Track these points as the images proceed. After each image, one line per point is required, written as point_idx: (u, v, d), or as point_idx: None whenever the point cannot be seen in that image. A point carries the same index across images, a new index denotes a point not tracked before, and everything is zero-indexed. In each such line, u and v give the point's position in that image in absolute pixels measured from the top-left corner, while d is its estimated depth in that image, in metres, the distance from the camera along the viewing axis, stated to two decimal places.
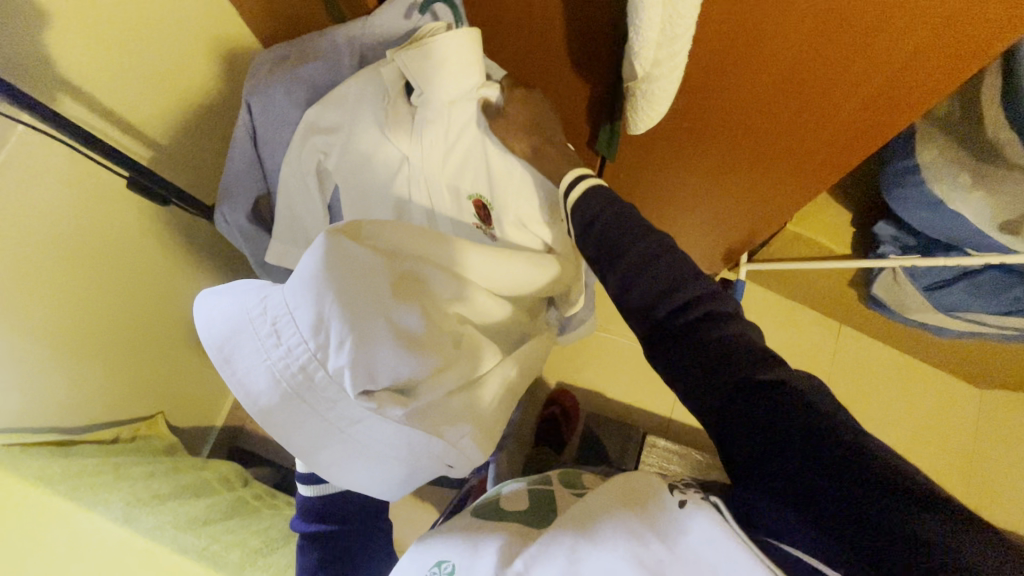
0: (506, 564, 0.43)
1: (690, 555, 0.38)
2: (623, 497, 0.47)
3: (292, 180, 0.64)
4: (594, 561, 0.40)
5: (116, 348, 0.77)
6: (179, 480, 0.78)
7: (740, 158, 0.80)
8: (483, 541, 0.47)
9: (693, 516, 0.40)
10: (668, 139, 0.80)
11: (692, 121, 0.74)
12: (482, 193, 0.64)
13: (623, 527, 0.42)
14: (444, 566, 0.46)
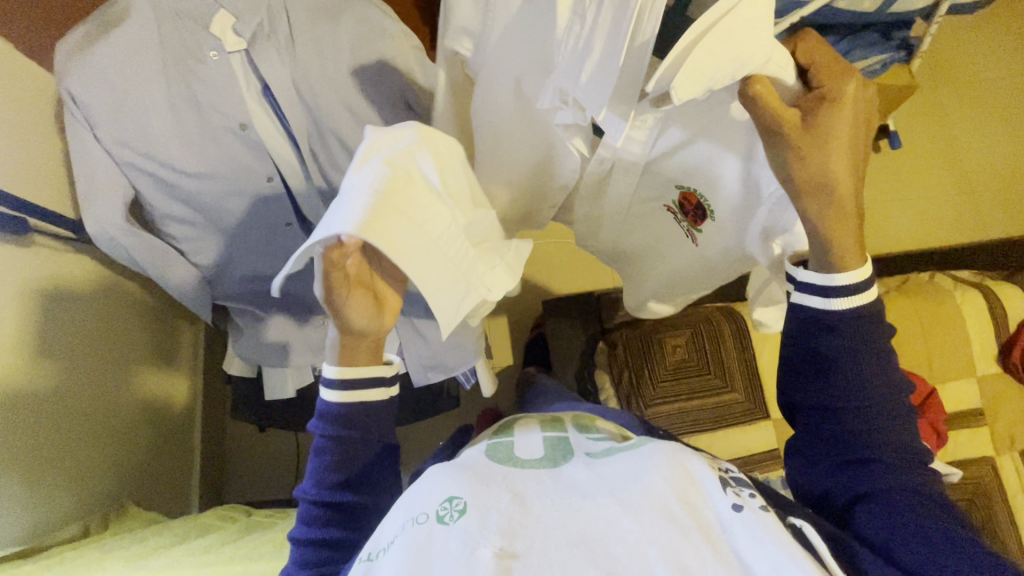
0: (519, 505, 0.38)
1: (734, 567, 0.33)
2: (663, 455, 0.40)
3: (168, 155, 0.58)
4: (624, 536, 0.35)
5: (89, 431, 0.71)
6: (182, 530, 0.72)
7: None
8: (502, 479, 0.41)
9: (752, 528, 0.34)
10: None
11: None
12: (701, 195, 0.51)
13: (660, 504, 0.36)
14: (457, 500, 0.38)
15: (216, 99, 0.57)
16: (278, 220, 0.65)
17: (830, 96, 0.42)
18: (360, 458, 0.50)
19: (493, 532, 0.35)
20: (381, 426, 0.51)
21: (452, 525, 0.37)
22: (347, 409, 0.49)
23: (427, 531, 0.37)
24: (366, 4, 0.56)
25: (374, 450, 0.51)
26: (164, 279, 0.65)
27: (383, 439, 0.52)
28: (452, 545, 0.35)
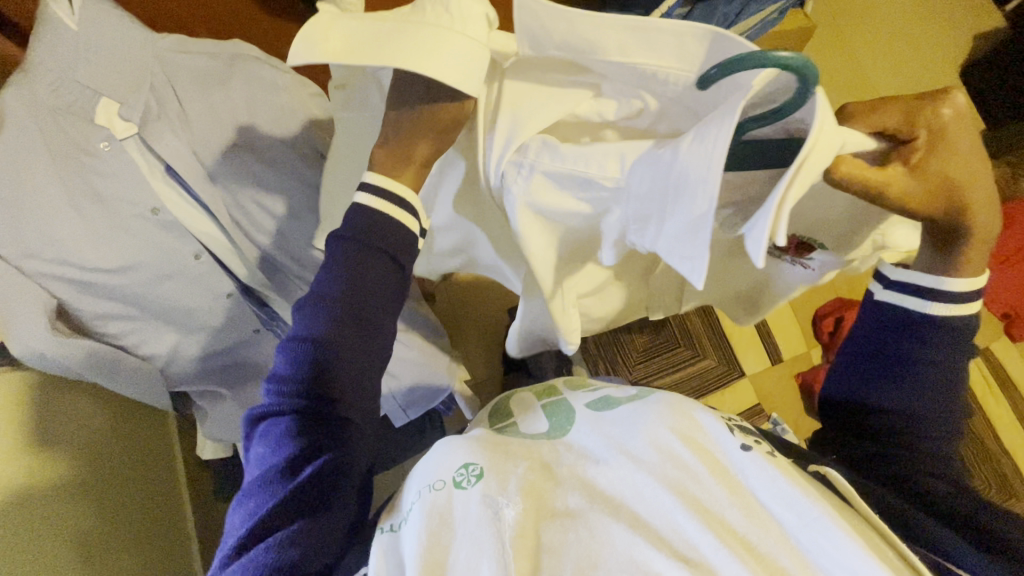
0: (539, 470, 0.37)
1: (751, 507, 0.33)
2: (664, 405, 0.40)
3: (84, 261, 0.55)
4: (641, 489, 0.34)
5: (142, 508, 0.73)
6: None
7: None
8: (517, 448, 0.41)
9: (759, 464, 0.34)
10: None
11: None
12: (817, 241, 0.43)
13: (671, 455, 0.35)
14: (474, 466, 0.37)
15: (120, 190, 0.55)
16: (217, 291, 0.63)
17: (938, 134, 0.33)
18: (363, 308, 0.39)
19: (512, 493, 0.35)
20: (394, 276, 0.41)
21: (469, 491, 0.36)
22: (344, 254, 0.40)
23: (447, 497, 0.36)
24: (256, 64, 0.55)
25: (386, 305, 0.41)
26: (114, 383, 0.62)
27: (396, 292, 0.42)
28: (474, 510, 0.34)
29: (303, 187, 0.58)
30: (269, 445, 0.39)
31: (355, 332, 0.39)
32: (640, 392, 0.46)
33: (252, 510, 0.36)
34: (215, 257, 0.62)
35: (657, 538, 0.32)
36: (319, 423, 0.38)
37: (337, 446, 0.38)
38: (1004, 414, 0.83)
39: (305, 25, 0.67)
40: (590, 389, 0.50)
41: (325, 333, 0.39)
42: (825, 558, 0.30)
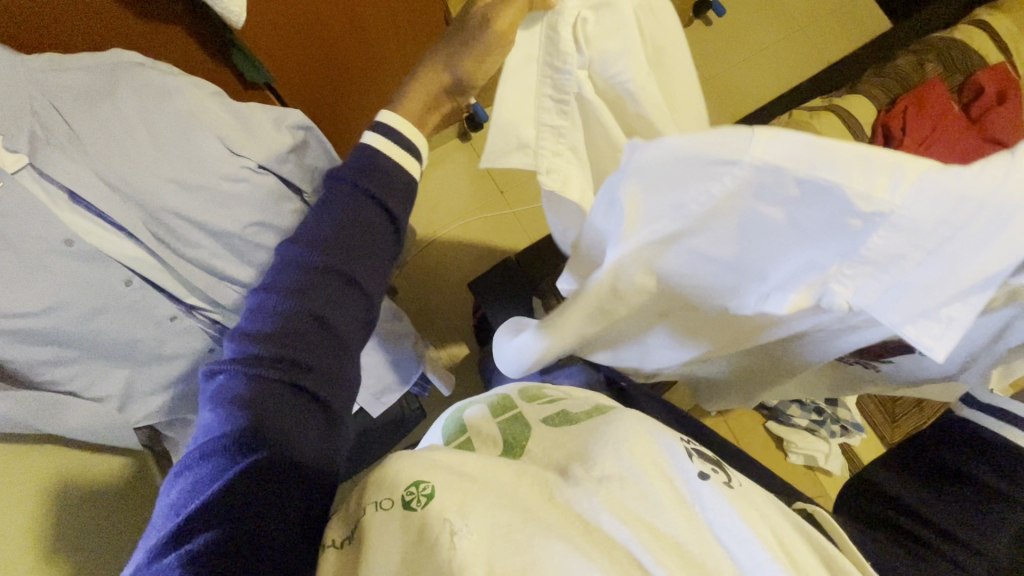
0: (491, 489, 0.34)
1: (709, 544, 0.32)
2: (624, 429, 0.38)
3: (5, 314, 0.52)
4: (598, 515, 0.32)
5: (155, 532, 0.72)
6: None
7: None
8: (472, 462, 0.38)
9: (718, 498, 0.33)
10: (276, 20, 0.68)
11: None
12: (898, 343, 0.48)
13: (629, 481, 0.34)
14: (425, 485, 0.34)
15: (26, 228, 0.52)
16: (159, 316, 0.61)
17: None
18: (320, 295, 0.45)
19: (467, 518, 0.32)
20: (358, 268, 0.48)
21: (419, 513, 0.33)
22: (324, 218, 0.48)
23: (387, 523, 0.33)
24: (139, 71, 0.53)
25: (345, 299, 0.47)
26: (66, 430, 0.60)
27: (356, 287, 0.48)
28: (426, 539, 0.31)
29: (220, 192, 0.56)
30: (218, 406, 0.41)
31: (318, 324, 0.45)
32: (597, 408, 0.46)
33: (201, 487, 0.36)
34: (147, 280, 0.59)
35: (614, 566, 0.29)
36: (284, 396, 0.41)
37: (299, 423, 0.41)
38: None
39: (193, 28, 0.63)
40: (544, 402, 0.50)
41: (280, 327, 0.44)
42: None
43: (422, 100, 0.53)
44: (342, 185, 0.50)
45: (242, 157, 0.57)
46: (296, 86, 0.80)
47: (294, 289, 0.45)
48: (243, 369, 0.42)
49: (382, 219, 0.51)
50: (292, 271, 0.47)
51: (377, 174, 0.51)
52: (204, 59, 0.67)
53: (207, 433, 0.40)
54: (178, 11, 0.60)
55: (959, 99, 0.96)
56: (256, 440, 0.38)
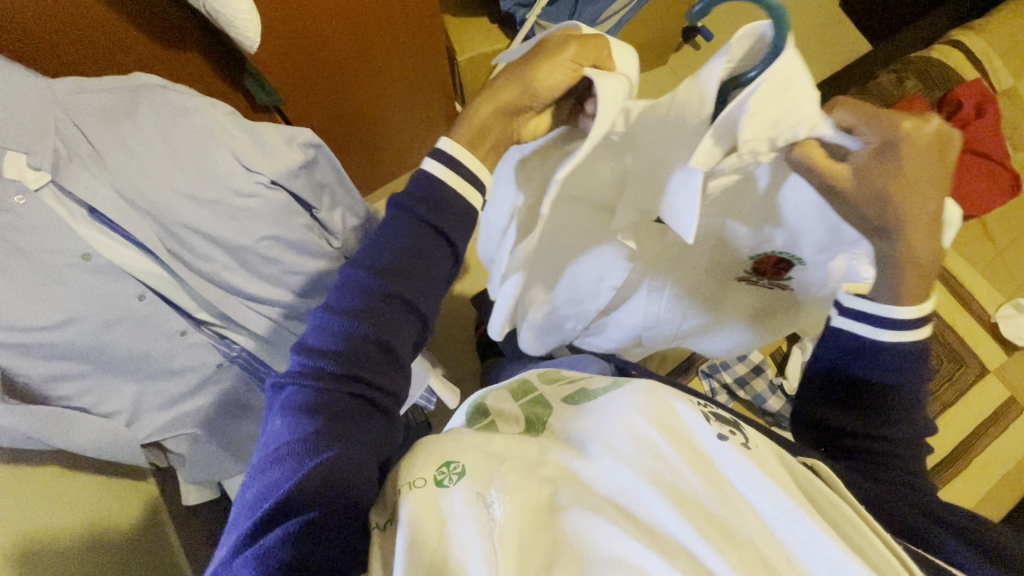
0: (518, 466, 0.37)
1: (729, 497, 0.33)
2: (641, 395, 0.39)
3: (22, 325, 0.53)
4: (621, 483, 0.35)
5: (158, 553, 0.70)
6: None
7: (344, 38, 0.77)
8: (494, 447, 0.40)
9: (737, 455, 0.34)
10: (289, 55, 0.73)
11: (297, 29, 0.70)
12: (779, 253, 0.49)
13: (649, 445, 0.36)
14: (454, 465, 0.37)
15: (45, 243, 0.53)
16: (171, 330, 0.62)
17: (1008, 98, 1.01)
18: (386, 321, 0.42)
19: (499, 490, 0.34)
20: (424, 296, 0.44)
21: (451, 488, 0.35)
22: (400, 233, 0.43)
23: (430, 497, 0.34)
24: (160, 93, 0.56)
25: (406, 326, 0.43)
26: (75, 445, 0.60)
27: (419, 312, 0.44)
28: (458, 509, 0.33)
29: (234, 206, 0.58)
30: (285, 412, 0.40)
31: (380, 348, 0.42)
32: (615, 381, 0.48)
33: (268, 493, 0.36)
34: (160, 296, 0.61)
35: (635, 529, 0.32)
36: (344, 410, 0.40)
37: (362, 436, 0.40)
38: (944, 294, 0.93)
39: (206, 53, 0.66)
40: (564, 384, 0.52)
41: (349, 348, 0.41)
42: (800, 545, 0.31)
43: (479, 128, 0.44)
44: (407, 212, 0.44)
45: (254, 173, 0.58)
46: (307, 116, 0.85)
47: (359, 312, 0.42)
48: (307, 381, 0.41)
49: (449, 246, 0.45)
50: (353, 293, 0.43)
51: (443, 206, 0.44)
52: (216, 82, 0.70)
53: (271, 441, 0.39)
54: (193, 37, 0.63)
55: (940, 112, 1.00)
56: (319, 447, 0.37)
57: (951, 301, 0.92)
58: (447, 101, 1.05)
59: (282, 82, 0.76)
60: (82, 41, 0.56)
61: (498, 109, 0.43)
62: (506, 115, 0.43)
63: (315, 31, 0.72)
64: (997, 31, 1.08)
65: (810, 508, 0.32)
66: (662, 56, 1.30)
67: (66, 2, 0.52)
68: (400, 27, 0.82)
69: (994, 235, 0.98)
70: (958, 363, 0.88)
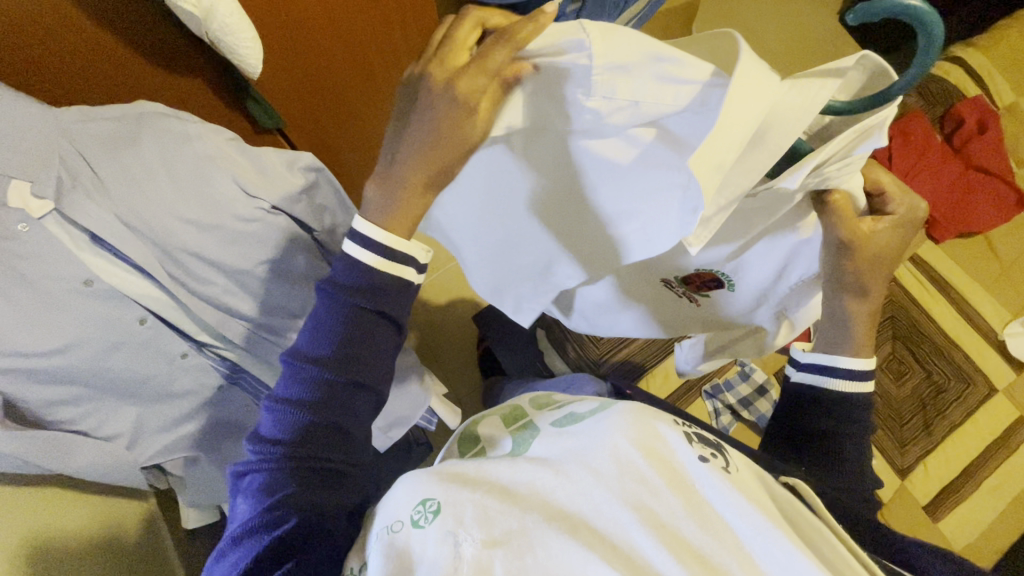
0: (496, 495, 0.37)
1: (708, 519, 0.33)
2: (624, 416, 0.39)
3: (24, 351, 0.53)
4: (599, 506, 0.34)
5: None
6: None
7: (350, 61, 0.79)
8: (474, 474, 0.40)
9: (715, 477, 0.34)
10: (295, 80, 0.74)
11: (302, 54, 0.72)
12: (722, 272, 0.53)
13: (629, 467, 0.35)
14: (431, 502, 0.38)
15: (48, 269, 0.54)
16: (171, 353, 0.62)
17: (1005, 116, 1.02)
18: (337, 407, 0.44)
19: (471, 525, 0.35)
20: (374, 374, 0.45)
21: (426, 529, 0.36)
22: (336, 316, 0.44)
23: (406, 539, 0.37)
24: (162, 120, 0.57)
25: (357, 405, 0.45)
26: (74, 468, 0.60)
27: (368, 388, 0.45)
28: (432, 551, 0.35)
29: (234, 231, 0.58)
30: (250, 494, 0.43)
31: (333, 430, 0.44)
32: (602, 404, 0.46)
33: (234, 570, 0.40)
34: (161, 318, 0.61)
35: (612, 556, 0.31)
36: (303, 487, 0.42)
37: (323, 508, 0.43)
38: (949, 311, 0.92)
39: (209, 77, 0.67)
40: (554, 407, 0.51)
41: (302, 433, 0.43)
42: (777, 568, 0.30)
43: (411, 215, 0.45)
44: (342, 301, 0.44)
45: (255, 198, 0.59)
46: (313, 139, 0.86)
47: (309, 402, 0.43)
48: (265, 467, 0.43)
49: (390, 324, 0.46)
50: (299, 383, 0.44)
51: (378, 291, 0.44)
52: (219, 107, 0.71)
53: (240, 521, 0.43)
54: (195, 61, 0.64)
55: (942, 129, 1.03)
56: (279, 519, 0.41)
57: (956, 318, 0.91)
58: None
59: (287, 106, 0.77)
60: (87, 70, 0.56)
61: (422, 194, 0.44)
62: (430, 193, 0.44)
63: (320, 55, 0.74)
64: (997, 46, 1.08)
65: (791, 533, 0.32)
66: None
67: (70, 31, 0.53)
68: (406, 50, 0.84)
69: (1001, 251, 0.97)
70: (965, 381, 0.87)
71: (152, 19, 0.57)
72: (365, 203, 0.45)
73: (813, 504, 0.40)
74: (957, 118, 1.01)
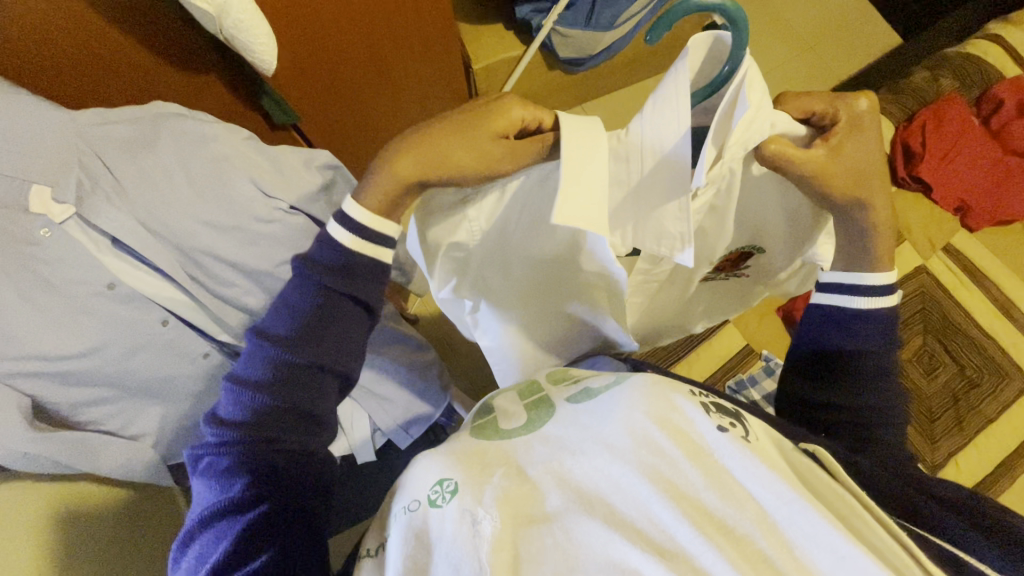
0: (513, 476, 0.36)
1: (729, 488, 0.32)
2: (639, 391, 0.38)
3: (49, 353, 0.54)
4: (617, 480, 0.33)
5: None
6: None
7: (363, 60, 0.77)
8: (491, 457, 0.39)
9: (736, 446, 0.33)
10: (309, 78, 0.73)
11: (316, 54, 0.71)
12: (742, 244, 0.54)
13: (645, 441, 0.34)
14: (447, 482, 0.36)
15: (71, 274, 0.54)
16: (193, 353, 0.62)
17: None
18: (303, 390, 0.44)
19: (487, 506, 0.33)
20: (344, 360, 0.46)
21: (442, 508, 0.35)
22: (306, 295, 0.44)
23: (423, 519, 0.35)
24: (179, 121, 0.56)
25: (325, 389, 0.46)
26: (101, 468, 0.60)
27: (337, 373, 0.46)
28: (449, 531, 0.33)
29: (253, 232, 0.58)
30: (212, 471, 0.44)
31: (296, 414, 0.45)
32: (617, 378, 0.45)
33: (205, 536, 0.41)
34: (183, 320, 0.61)
35: (632, 533, 0.30)
36: (270, 461, 0.43)
37: (286, 483, 0.44)
38: (984, 304, 0.89)
39: (225, 75, 0.66)
40: (568, 384, 0.50)
41: (267, 410, 0.44)
42: (802, 536, 0.29)
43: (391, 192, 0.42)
44: (312, 281, 0.44)
45: (273, 199, 0.58)
46: (326, 137, 0.86)
47: (272, 384, 0.44)
48: (228, 449, 0.44)
49: (364, 308, 0.46)
50: (262, 364, 0.44)
51: (353, 275, 0.44)
52: (231, 102, 0.70)
53: (205, 498, 0.44)
54: (212, 61, 0.63)
55: (978, 112, 0.99)
56: (251, 500, 0.42)
57: (992, 310, 0.88)
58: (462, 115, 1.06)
59: (301, 102, 0.76)
60: (100, 71, 0.56)
61: (410, 171, 0.41)
62: (414, 186, 0.41)
63: (334, 54, 0.73)
64: None
65: (817, 501, 0.31)
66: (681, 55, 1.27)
67: (86, 34, 0.52)
68: (421, 45, 0.83)
69: None
70: (1000, 375, 0.84)
71: (166, 18, 0.56)
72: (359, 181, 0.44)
73: (829, 467, 0.38)
74: (993, 103, 0.97)
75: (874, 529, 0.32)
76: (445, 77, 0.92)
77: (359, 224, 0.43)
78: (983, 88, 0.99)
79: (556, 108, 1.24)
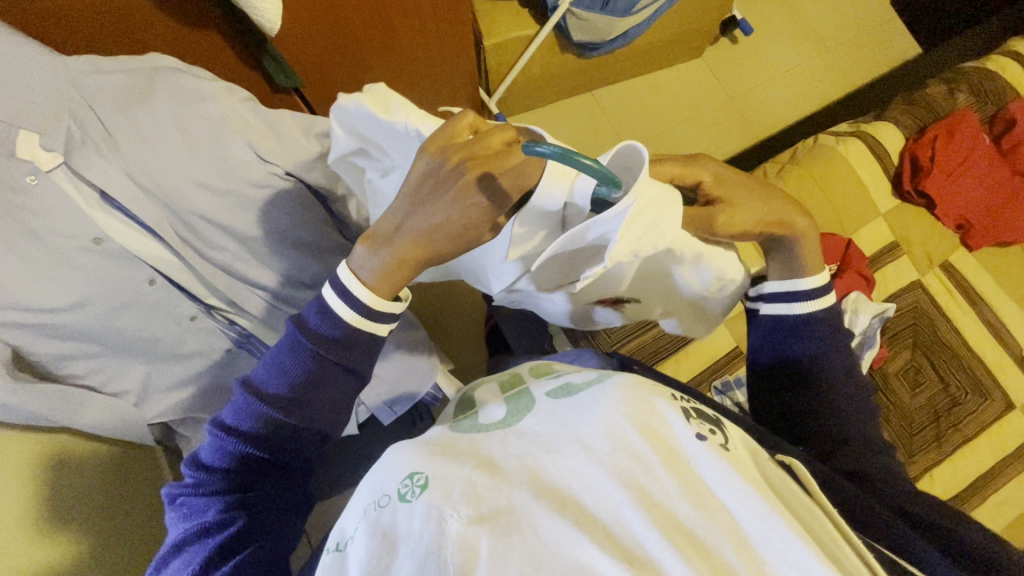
0: (484, 469, 0.35)
1: (703, 498, 0.32)
2: (621, 391, 0.38)
3: (28, 306, 0.53)
4: (590, 480, 0.33)
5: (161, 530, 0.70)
6: None
7: (372, 28, 0.75)
8: (466, 449, 0.39)
9: (713, 456, 0.33)
10: (314, 43, 0.71)
11: (323, 19, 0.68)
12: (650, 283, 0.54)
13: (622, 444, 0.34)
14: (419, 476, 0.36)
15: (57, 225, 0.53)
16: (180, 315, 0.61)
17: None
18: (284, 444, 0.46)
19: (457, 502, 0.33)
20: (327, 421, 0.47)
21: (412, 503, 0.34)
22: (300, 359, 0.45)
23: (392, 512, 0.35)
24: (175, 75, 0.54)
25: (305, 443, 0.48)
26: (80, 424, 0.59)
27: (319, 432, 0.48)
28: (416, 525, 0.33)
29: (246, 196, 0.57)
30: (184, 510, 0.45)
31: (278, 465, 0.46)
32: (600, 376, 0.45)
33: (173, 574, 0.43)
34: (171, 280, 0.60)
35: (602, 537, 0.31)
36: (247, 508, 0.45)
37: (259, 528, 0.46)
38: (974, 325, 0.90)
39: (226, 31, 0.64)
40: (553, 378, 0.50)
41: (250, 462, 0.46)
42: (772, 551, 0.30)
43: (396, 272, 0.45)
44: (305, 347, 0.45)
45: (269, 164, 0.57)
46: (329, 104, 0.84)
47: (256, 437, 0.45)
48: (204, 489, 0.45)
49: (353, 375, 0.47)
50: (247, 416, 0.45)
51: (344, 344, 0.46)
52: (231, 60, 0.67)
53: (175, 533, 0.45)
54: (212, 15, 0.60)
55: (990, 131, 0.98)
56: (223, 532, 0.44)
57: (982, 329, 0.89)
58: (470, 91, 1.04)
59: (305, 67, 0.74)
60: (94, 17, 0.54)
61: (411, 266, 0.44)
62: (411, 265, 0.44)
63: (343, 20, 0.71)
64: None
65: (788, 515, 0.31)
66: (697, 46, 1.25)
67: None
68: (433, 17, 0.80)
69: None
70: (983, 395, 0.85)
71: None
72: (352, 256, 0.46)
73: (806, 482, 0.39)
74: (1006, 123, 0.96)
75: (842, 545, 0.33)
76: (455, 50, 0.90)
77: (364, 303, 0.45)
78: (997, 107, 0.99)
79: (567, 91, 1.21)
